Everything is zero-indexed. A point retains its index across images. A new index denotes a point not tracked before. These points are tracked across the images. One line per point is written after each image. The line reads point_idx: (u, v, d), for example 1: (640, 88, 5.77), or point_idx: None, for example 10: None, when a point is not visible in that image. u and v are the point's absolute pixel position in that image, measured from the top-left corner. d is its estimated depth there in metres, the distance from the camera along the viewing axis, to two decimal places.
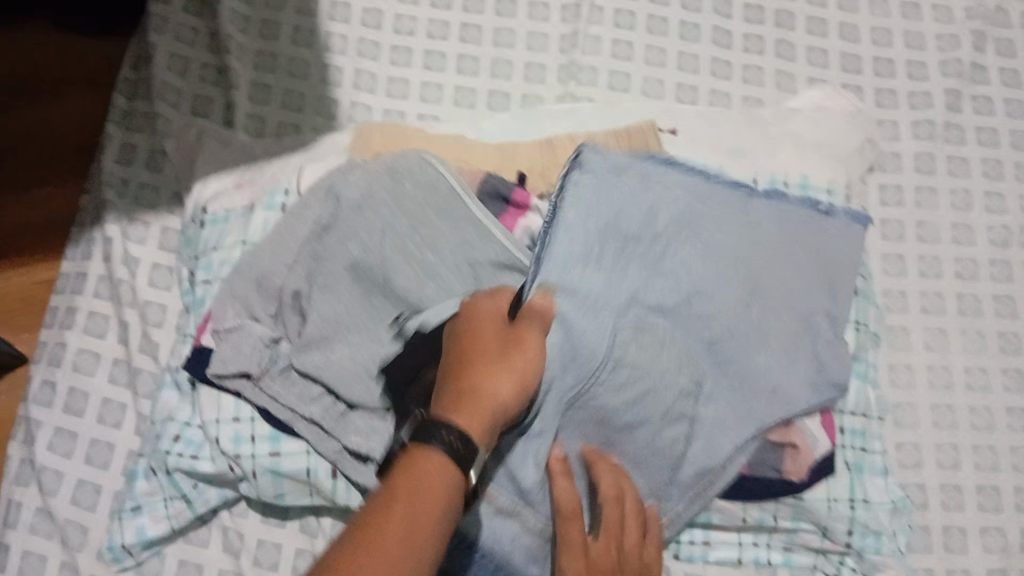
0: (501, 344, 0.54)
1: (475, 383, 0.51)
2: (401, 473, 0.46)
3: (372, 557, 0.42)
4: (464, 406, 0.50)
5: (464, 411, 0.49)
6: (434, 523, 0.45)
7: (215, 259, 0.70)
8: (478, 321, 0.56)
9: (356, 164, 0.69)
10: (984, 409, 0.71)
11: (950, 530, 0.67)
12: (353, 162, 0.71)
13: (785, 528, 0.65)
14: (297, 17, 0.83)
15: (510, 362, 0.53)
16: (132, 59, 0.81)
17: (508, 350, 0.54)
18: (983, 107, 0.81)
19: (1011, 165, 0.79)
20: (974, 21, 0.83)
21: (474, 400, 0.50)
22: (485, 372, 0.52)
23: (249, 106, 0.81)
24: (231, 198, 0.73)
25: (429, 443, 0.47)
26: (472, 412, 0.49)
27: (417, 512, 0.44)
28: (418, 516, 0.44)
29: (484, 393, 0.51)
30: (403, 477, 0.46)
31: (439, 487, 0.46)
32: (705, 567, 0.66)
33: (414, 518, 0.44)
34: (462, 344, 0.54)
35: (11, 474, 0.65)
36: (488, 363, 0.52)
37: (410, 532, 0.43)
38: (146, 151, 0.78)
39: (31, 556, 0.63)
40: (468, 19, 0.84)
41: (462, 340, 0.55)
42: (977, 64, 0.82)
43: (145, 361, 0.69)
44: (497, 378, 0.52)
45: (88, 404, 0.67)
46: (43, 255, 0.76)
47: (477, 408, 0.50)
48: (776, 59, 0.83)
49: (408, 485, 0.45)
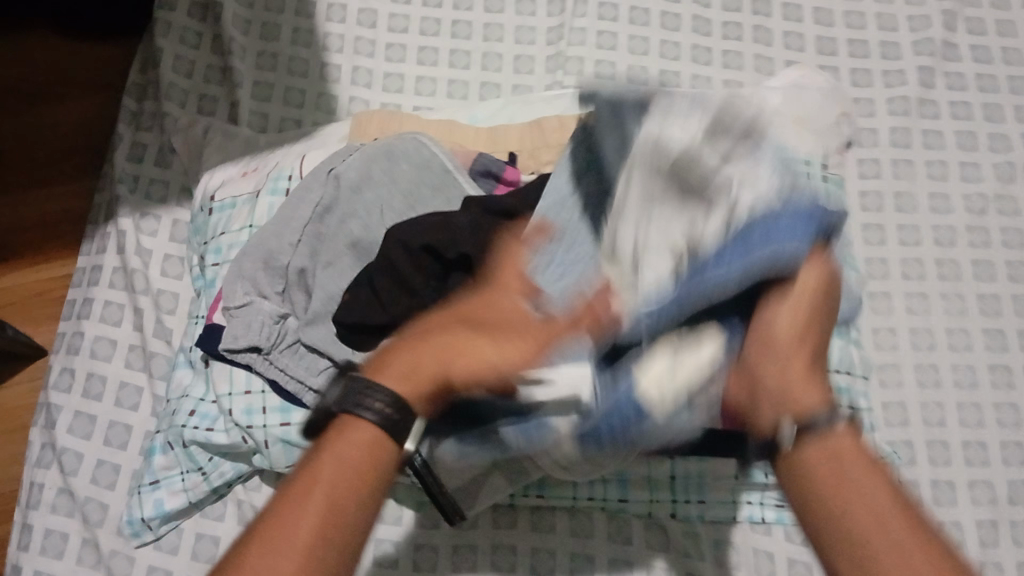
0: (478, 302, 0.47)
1: (431, 346, 0.45)
2: (332, 450, 0.42)
3: (270, 553, 0.38)
4: (404, 366, 0.44)
5: (401, 371, 0.44)
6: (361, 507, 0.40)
7: (224, 242, 0.68)
8: (492, 296, 0.48)
9: (355, 149, 0.67)
10: (968, 367, 0.70)
11: (938, 484, 0.67)
12: (352, 146, 0.68)
13: (776, 480, 0.68)
14: (296, 18, 0.83)
15: (491, 337, 0.45)
16: (141, 64, 0.82)
17: (484, 309, 0.47)
18: (956, 82, 0.79)
19: (984, 137, 0.77)
20: (945, 2, 0.82)
21: (419, 370, 0.44)
22: (451, 345, 0.45)
23: (252, 104, 0.80)
24: (240, 185, 0.70)
25: (359, 417, 0.42)
26: (410, 382, 0.43)
27: (336, 502, 0.40)
28: (336, 507, 0.39)
29: (440, 356, 0.45)
30: (328, 460, 0.41)
31: (366, 449, 0.42)
32: (702, 526, 0.68)
33: (339, 486, 0.40)
34: (458, 311, 0.47)
35: (34, 457, 0.69)
36: (453, 325, 0.46)
37: (330, 503, 0.39)
38: (156, 148, 0.79)
39: (54, 534, 0.66)
40: (458, 16, 0.83)
41: (462, 309, 0.48)
42: (948, 42, 0.81)
43: (159, 345, 0.71)
44: (459, 338, 0.45)
45: (105, 389, 0.70)
46: (59, 253, 0.83)
47: (423, 367, 0.44)
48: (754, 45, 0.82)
49: (331, 455, 0.41)
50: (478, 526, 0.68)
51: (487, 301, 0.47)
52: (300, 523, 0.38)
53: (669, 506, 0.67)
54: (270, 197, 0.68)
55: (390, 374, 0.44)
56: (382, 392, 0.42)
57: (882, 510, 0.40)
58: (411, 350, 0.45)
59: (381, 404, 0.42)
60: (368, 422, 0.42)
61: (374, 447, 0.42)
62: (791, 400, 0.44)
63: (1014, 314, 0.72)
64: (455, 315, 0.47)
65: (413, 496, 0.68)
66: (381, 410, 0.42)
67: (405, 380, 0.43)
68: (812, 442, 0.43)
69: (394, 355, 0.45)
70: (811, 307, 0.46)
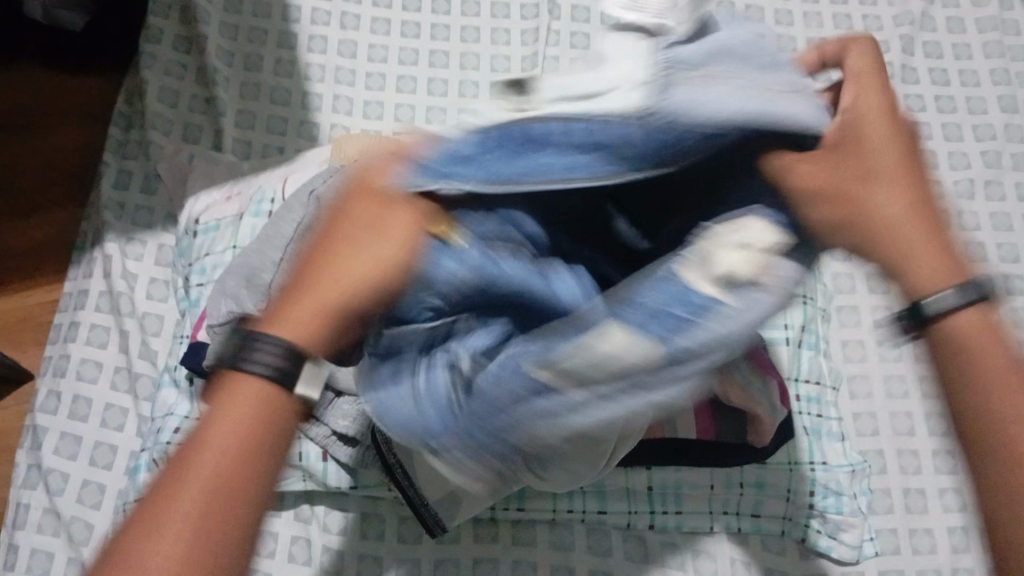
0: (352, 224, 0.38)
1: (331, 277, 0.37)
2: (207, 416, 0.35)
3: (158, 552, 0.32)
4: (313, 315, 0.37)
5: (307, 315, 0.37)
6: (255, 474, 0.34)
7: (208, 263, 0.71)
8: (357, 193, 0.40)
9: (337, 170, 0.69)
10: (935, 379, 0.75)
11: (909, 492, 0.72)
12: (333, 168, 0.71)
13: (752, 485, 0.68)
14: (278, 50, 0.85)
15: (372, 241, 0.38)
16: (127, 94, 0.84)
17: (373, 229, 0.38)
18: (916, 104, 0.88)
19: (943, 155, 0.86)
20: (903, 27, 0.91)
21: (311, 301, 0.37)
22: (332, 263, 0.38)
23: (236, 131, 0.82)
24: (223, 208, 0.72)
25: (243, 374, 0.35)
26: (301, 318, 0.37)
27: (216, 476, 0.33)
28: (217, 482, 0.33)
29: (339, 292, 0.37)
30: (205, 427, 0.34)
31: (249, 418, 0.35)
32: (679, 536, 0.69)
33: (210, 484, 0.33)
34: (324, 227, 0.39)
35: (20, 478, 0.70)
36: (336, 256, 0.38)
37: (199, 514, 0.33)
38: (142, 176, 0.81)
39: (40, 554, 0.67)
40: (435, 46, 0.86)
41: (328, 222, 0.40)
42: (907, 65, 0.89)
43: (144, 367, 0.72)
44: (366, 267, 0.37)
45: (91, 410, 0.71)
46: (46, 279, 0.85)
47: (329, 306, 0.37)
48: None
49: (204, 444, 0.34)
50: (460, 540, 0.68)
51: (353, 224, 0.38)
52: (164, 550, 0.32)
53: (647, 515, 0.68)
54: (253, 220, 0.71)
55: (290, 324, 0.37)
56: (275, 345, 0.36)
57: (999, 364, 0.41)
58: (301, 297, 0.37)
59: (272, 363, 0.35)
60: (256, 377, 0.35)
61: (263, 425, 0.35)
62: (941, 272, 0.40)
63: None
64: (349, 229, 0.38)
65: (397, 512, 0.68)
66: (272, 368, 0.35)
67: (315, 322, 0.37)
68: (969, 311, 0.41)
69: (295, 287, 0.38)
70: (843, 164, 0.40)
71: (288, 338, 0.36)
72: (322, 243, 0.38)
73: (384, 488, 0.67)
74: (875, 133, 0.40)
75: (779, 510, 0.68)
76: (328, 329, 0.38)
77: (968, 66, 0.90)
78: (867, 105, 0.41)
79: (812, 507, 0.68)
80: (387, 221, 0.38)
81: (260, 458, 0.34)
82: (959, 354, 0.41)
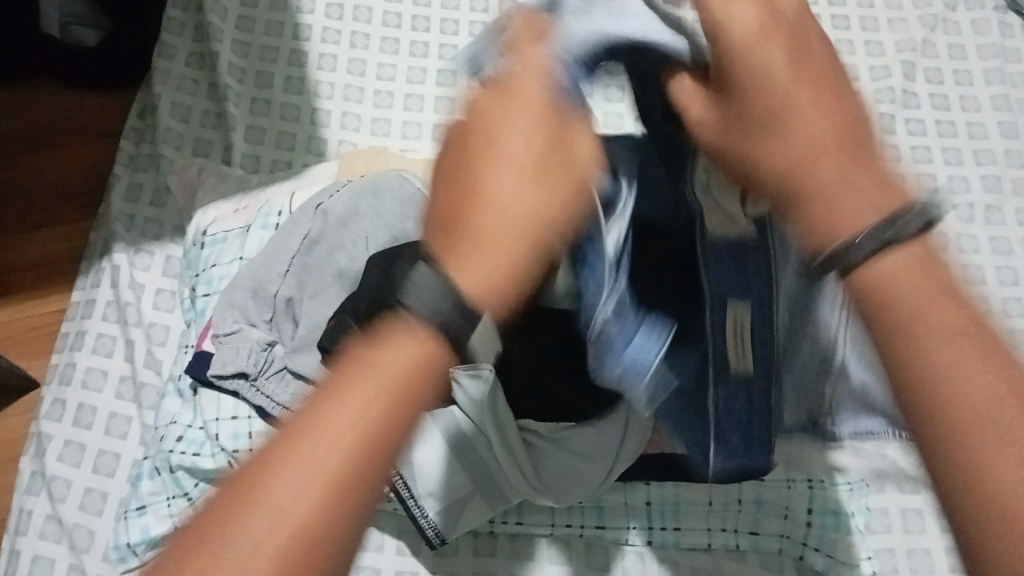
0: (496, 171, 0.40)
1: (497, 213, 0.39)
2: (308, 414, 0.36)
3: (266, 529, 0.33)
4: (490, 253, 0.39)
5: (486, 258, 0.38)
6: (337, 457, 0.34)
7: (215, 273, 0.71)
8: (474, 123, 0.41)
9: (344, 185, 0.71)
10: None
11: (907, 511, 0.71)
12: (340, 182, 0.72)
13: (751, 502, 0.68)
14: (288, 67, 0.87)
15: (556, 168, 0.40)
16: (138, 109, 0.86)
17: (510, 181, 0.40)
18: (915, 128, 0.88)
19: (944, 178, 0.86)
20: (904, 54, 0.92)
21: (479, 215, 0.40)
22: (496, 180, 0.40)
23: (246, 146, 0.84)
24: (231, 221, 0.74)
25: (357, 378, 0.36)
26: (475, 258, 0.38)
27: (316, 459, 0.34)
28: (307, 463, 0.34)
29: (520, 216, 0.39)
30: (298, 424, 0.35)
31: (408, 353, 0.36)
32: (677, 553, 0.69)
33: (371, 408, 0.35)
34: (457, 168, 0.41)
35: (23, 485, 0.70)
36: (492, 209, 0.39)
37: (273, 511, 0.33)
38: (151, 189, 0.82)
39: (42, 560, 0.67)
40: (444, 65, 0.88)
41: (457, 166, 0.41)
42: (908, 91, 0.90)
43: (149, 376, 0.73)
44: (518, 204, 0.39)
45: (96, 418, 0.72)
46: (54, 288, 0.86)
47: (507, 248, 0.39)
48: None
49: (356, 383, 0.35)
50: (459, 554, 0.68)
51: (496, 174, 0.40)
52: (285, 502, 0.33)
53: (645, 530, 0.69)
54: (261, 232, 0.72)
55: (463, 268, 0.38)
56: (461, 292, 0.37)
57: (942, 294, 0.38)
58: (472, 243, 0.39)
59: (440, 303, 0.36)
60: (416, 320, 0.37)
61: (421, 363, 0.36)
62: (876, 198, 0.39)
63: None
64: (496, 174, 0.40)
65: (397, 523, 0.69)
66: (442, 312, 0.36)
67: (495, 257, 0.38)
68: (890, 251, 0.38)
69: (458, 244, 0.39)
70: (731, 130, 0.42)
71: (464, 291, 0.37)
72: (467, 179, 0.40)
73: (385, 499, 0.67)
74: (756, 72, 0.40)
75: (777, 527, 0.69)
76: (522, 264, 0.39)
77: (970, 91, 0.91)
78: (770, 64, 0.40)
79: (810, 526, 0.68)
80: (516, 119, 0.41)
81: (360, 453, 0.34)
82: (877, 293, 0.38)
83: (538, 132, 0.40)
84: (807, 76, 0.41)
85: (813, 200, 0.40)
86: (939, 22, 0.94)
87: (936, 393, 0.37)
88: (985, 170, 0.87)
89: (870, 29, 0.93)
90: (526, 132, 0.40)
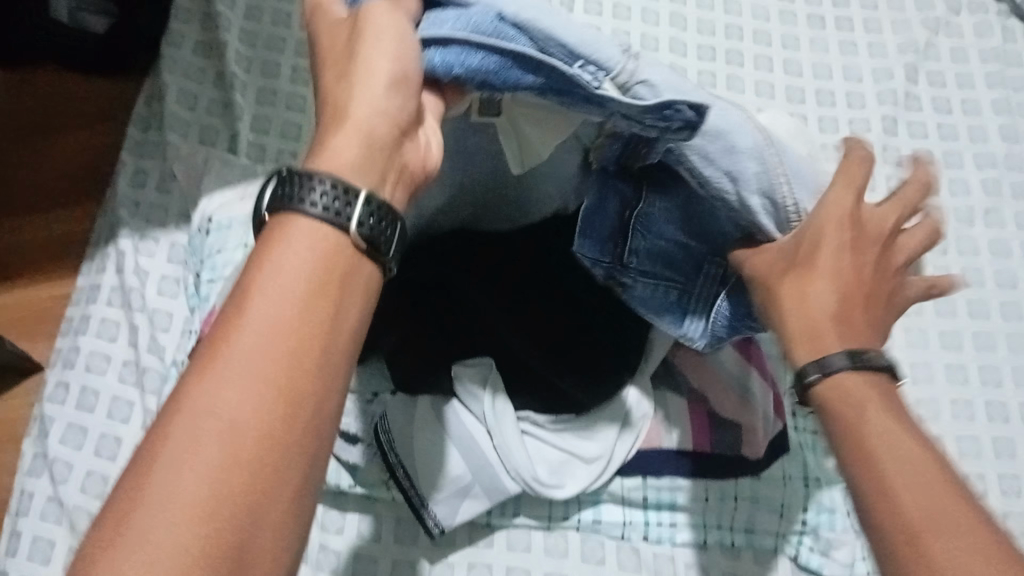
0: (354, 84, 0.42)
1: (359, 116, 0.42)
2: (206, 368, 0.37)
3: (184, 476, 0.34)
4: (352, 142, 0.41)
5: (348, 150, 0.41)
6: (242, 398, 0.35)
7: (220, 260, 0.72)
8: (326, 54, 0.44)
9: None
10: (930, 400, 0.78)
11: None
12: None
13: (746, 499, 0.68)
14: (295, 58, 0.87)
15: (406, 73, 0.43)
16: (145, 97, 0.87)
17: (373, 83, 0.42)
18: (918, 131, 0.90)
19: (945, 182, 0.87)
20: (907, 56, 0.94)
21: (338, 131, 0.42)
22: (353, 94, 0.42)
23: (251, 134, 0.83)
24: (235, 209, 0.75)
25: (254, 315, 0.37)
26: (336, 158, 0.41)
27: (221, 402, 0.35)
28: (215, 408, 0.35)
29: (359, 121, 0.42)
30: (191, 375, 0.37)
31: (321, 241, 0.39)
32: (674, 549, 0.69)
33: (304, 301, 0.38)
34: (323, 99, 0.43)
35: (24, 466, 0.71)
36: (347, 122, 0.42)
37: (186, 457, 0.34)
38: (156, 176, 0.83)
39: (42, 542, 0.68)
40: None
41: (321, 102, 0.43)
42: (911, 93, 0.92)
43: (152, 360, 0.73)
44: (377, 99, 0.42)
45: (98, 402, 0.72)
46: (58, 273, 0.86)
47: (366, 141, 0.42)
48: (726, 91, 0.90)
49: (276, 282, 0.38)
50: (456, 543, 0.68)
51: (360, 80, 0.42)
52: (205, 450, 0.34)
53: (641, 525, 0.69)
54: None
55: (326, 158, 0.41)
56: (333, 183, 0.39)
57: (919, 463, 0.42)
58: (337, 139, 0.42)
59: (329, 196, 0.39)
60: (311, 219, 0.39)
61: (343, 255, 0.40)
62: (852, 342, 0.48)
63: (973, 349, 0.80)
64: (360, 85, 0.42)
65: (395, 513, 0.69)
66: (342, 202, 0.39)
67: (357, 151, 0.41)
68: (855, 375, 0.47)
69: (323, 140, 0.42)
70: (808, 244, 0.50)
71: (335, 176, 0.40)
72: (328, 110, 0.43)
73: (383, 487, 0.67)
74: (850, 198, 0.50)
75: (772, 525, 0.69)
76: (378, 144, 0.42)
77: (973, 95, 0.92)
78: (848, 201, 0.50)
79: (803, 523, 0.69)
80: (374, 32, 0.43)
81: (267, 391, 0.36)
82: (846, 412, 0.46)
83: (408, 44, 0.43)
84: (867, 244, 0.50)
85: (799, 302, 0.49)
86: (942, 26, 0.96)
87: (872, 478, 0.43)
88: (985, 173, 0.88)
89: (873, 32, 0.95)
90: (398, 37, 0.43)
